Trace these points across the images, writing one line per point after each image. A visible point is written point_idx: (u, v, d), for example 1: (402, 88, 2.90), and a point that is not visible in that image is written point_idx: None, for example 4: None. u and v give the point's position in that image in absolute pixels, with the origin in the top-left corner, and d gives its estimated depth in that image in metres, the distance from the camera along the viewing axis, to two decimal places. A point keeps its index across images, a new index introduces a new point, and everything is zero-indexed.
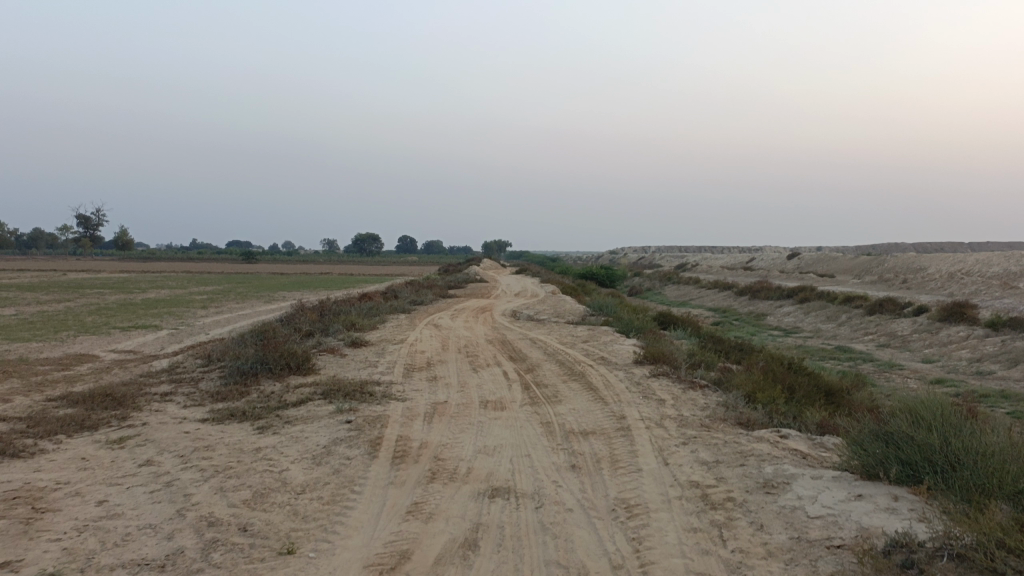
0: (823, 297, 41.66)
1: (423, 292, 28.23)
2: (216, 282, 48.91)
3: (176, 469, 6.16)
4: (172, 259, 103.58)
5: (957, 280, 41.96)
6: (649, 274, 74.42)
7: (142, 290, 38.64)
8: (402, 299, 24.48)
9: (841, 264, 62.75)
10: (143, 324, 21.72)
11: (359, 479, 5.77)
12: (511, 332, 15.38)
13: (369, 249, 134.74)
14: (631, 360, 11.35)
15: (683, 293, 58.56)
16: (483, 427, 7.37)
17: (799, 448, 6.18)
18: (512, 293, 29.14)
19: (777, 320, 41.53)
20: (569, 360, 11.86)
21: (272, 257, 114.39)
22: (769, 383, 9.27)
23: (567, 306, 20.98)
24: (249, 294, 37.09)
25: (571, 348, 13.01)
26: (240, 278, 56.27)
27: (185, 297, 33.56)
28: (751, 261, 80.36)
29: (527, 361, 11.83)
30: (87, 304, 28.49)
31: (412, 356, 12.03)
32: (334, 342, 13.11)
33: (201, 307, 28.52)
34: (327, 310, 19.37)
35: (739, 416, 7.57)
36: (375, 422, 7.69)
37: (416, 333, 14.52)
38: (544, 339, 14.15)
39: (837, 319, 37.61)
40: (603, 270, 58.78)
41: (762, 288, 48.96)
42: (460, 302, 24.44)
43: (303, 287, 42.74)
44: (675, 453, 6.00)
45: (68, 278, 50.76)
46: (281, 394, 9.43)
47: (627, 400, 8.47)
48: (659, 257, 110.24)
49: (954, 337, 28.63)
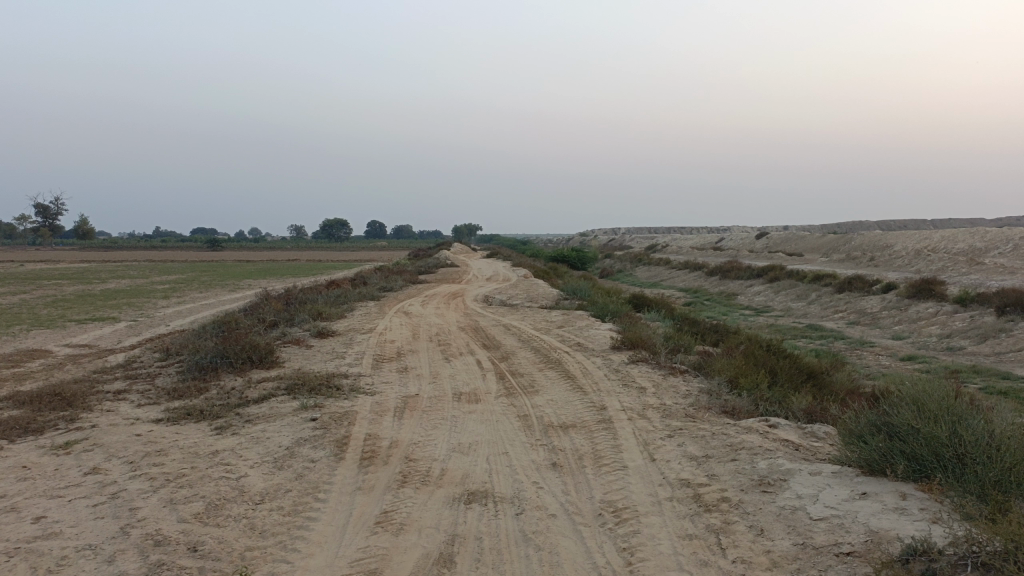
0: (793, 276, 41.82)
1: (392, 278, 27.65)
2: (180, 271, 47.74)
3: (124, 478, 5.67)
4: (134, 248, 101.23)
5: (924, 257, 42.36)
6: (619, 256, 74.38)
7: (103, 281, 37.57)
8: (371, 286, 23.92)
9: (809, 243, 63.19)
10: (101, 316, 20.89)
11: (324, 485, 5.34)
12: (484, 318, 14.96)
13: (338, 235, 133.06)
14: (609, 345, 11.01)
15: (654, 274, 58.56)
16: (456, 423, 6.97)
17: (790, 438, 5.88)
18: (484, 278, 28.68)
19: (748, 299, 41.63)
20: (544, 347, 11.49)
21: (238, 244, 112.40)
22: (752, 367, 8.99)
23: (539, 290, 20.60)
24: (213, 282, 36.13)
25: (545, 335, 12.63)
26: (204, 266, 55.03)
27: (147, 288, 32.58)
28: (721, 241, 80.70)
29: (501, 349, 11.43)
30: (43, 296, 27.47)
31: (381, 346, 11.56)
32: (299, 333, 12.58)
33: (163, 297, 27.62)
34: (293, 298, 18.76)
35: (724, 404, 7.26)
36: (342, 419, 7.25)
37: (386, 322, 14.04)
38: (517, 325, 13.75)
39: (807, 297, 37.77)
40: (575, 252, 58.50)
41: (732, 268, 49.07)
42: (431, 287, 23.93)
43: (270, 274, 41.81)
44: (662, 448, 5.66)
45: (26, 269, 49.20)
46: (242, 390, 8.93)
47: (607, 389, 8.12)
48: (630, 238, 110.41)
49: (923, 314, 28.82)
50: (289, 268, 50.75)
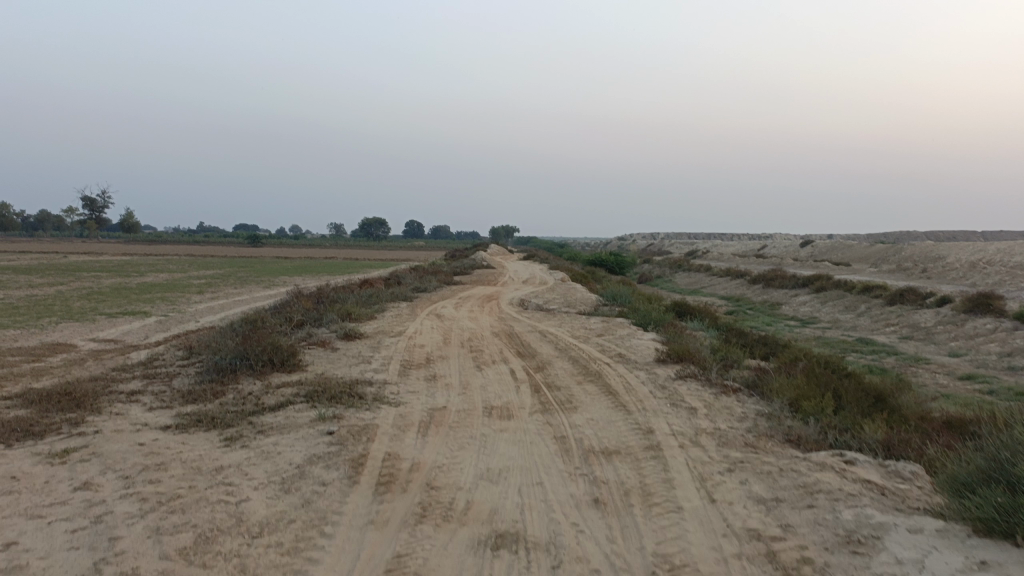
0: (840, 287, 40.34)
1: (427, 278, 27.07)
2: (218, 266, 47.95)
3: (114, 498, 5.08)
4: (176, 243, 102.64)
5: (979, 270, 40.56)
6: (658, 261, 73.13)
7: (141, 274, 37.72)
8: (405, 286, 23.38)
9: (856, 252, 61.32)
10: (132, 310, 20.62)
11: (334, 515, 4.67)
12: (519, 324, 14.23)
13: (376, 234, 133.58)
14: (653, 358, 10.21)
15: (694, 281, 57.25)
16: (486, 443, 6.27)
17: (872, 479, 5.06)
18: (520, 281, 27.96)
19: (792, 309, 40.29)
20: (583, 357, 10.74)
21: (278, 241, 113.47)
22: (815, 389, 8.13)
23: (578, 295, 19.81)
24: (249, 278, 35.97)
25: (584, 344, 11.86)
26: (242, 262, 55.22)
27: (183, 282, 32.53)
28: (763, 249, 78.75)
29: (537, 358, 10.70)
30: (80, 288, 27.46)
31: (410, 351, 10.90)
32: (325, 334, 11.96)
33: (197, 292, 27.40)
34: (325, 297, 18.25)
35: (788, 434, 6.46)
36: (361, 434, 6.60)
37: (417, 325, 13.41)
38: (555, 332, 13.01)
39: (855, 309, 36.35)
40: (613, 256, 57.48)
41: (776, 276, 47.64)
42: (466, 289, 23.28)
43: (306, 272, 41.63)
44: (723, 486, 4.89)
45: (70, 261, 49.89)
46: (259, 396, 8.35)
47: (654, 409, 7.35)
48: (668, 243, 108.61)
49: (981, 329, 27.37)
50: (327, 265, 50.73)
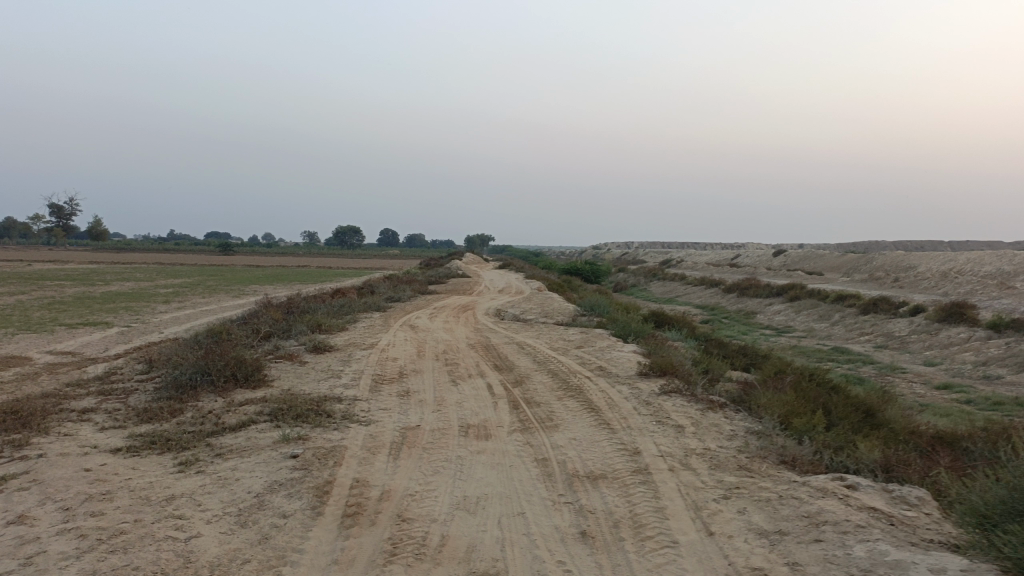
0: (815, 296, 40.46)
1: (401, 288, 26.55)
2: (188, 274, 46.92)
3: (49, 534, 4.57)
4: (145, 250, 100.79)
5: (951, 279, 40.94)
6: (633, 270, 73.12)
7: (106, 283, 36.70)
8: (378, 295, 22.86)
9: (829, 262, 61.79)
10: (94, 321, 19.87)
11: (295, 554, 4.21)
12: (496, 335, 13.81)
13: (350, 242, 132.43)
14: (635, 371, 9.86)
15: (669, 290, 57.25)
16: (463, 466, 5.85)
17: (877, 506, 4.73)
18: (496, 290, 27.57)
19: (767, 318, 40.33)
20: (563, 370, 10.36)
21: (250, 249, 111.94)
22: (805, 405, 7.81)
23: (555, 305, 19.44)
24: (218, 287, 35.14)
25: (563, 356, 11.48)
26: (212, 270, 54.16)
27: (149, 291, 31.65)
28: (737, 258, 79.19)
29: (514, 371, 10.29)
30: (40, 298, 26.52)
31: (382, 365, 10.43)
32: (293, 347, 11.44)
33: (164, 302, 26.57)
34: (295, 307, 17.69)
35: (783, 456, 6.11)
36: (328, 457, 6.14)
37: (390, 336, 12.94)
38: (532, 344, 12.62)
39: (830, 318, 36.43)
40: (588, 265, 57.31)
41: (751, 285, 47.73)
42: (440, 299, 22.81)
43: (278, 280, 40.85)
44: (720, 517, 4.51)
45: (33, 269, 48.53)
46: (220, 415, 7.84)
47: (640, 427, 6.97)
48: (643, 252, 108.95)
49: (954, 338, 27.45)
50: (299, 274, 49.87)
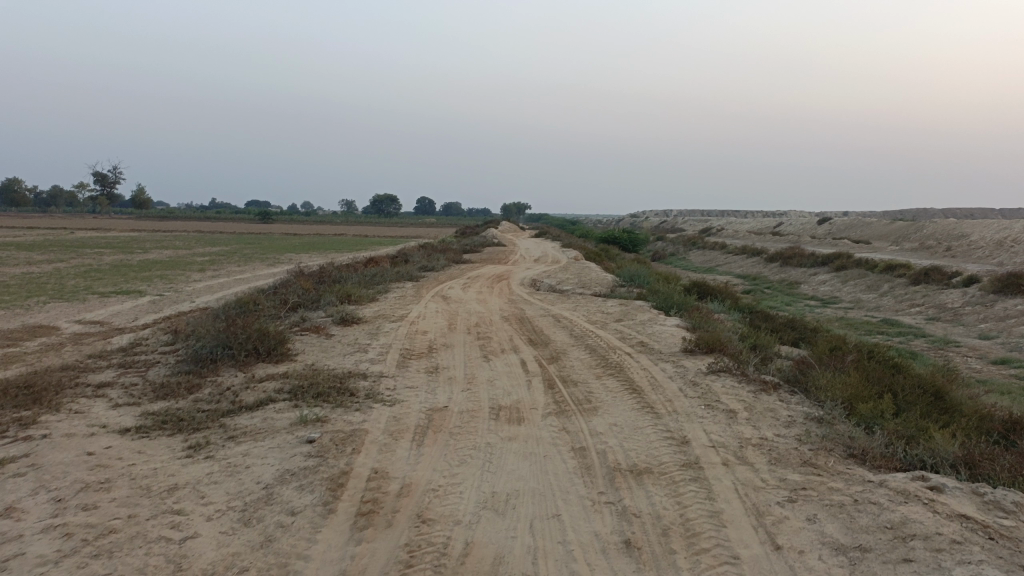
0: (862, 265, 39.02)
1: (435, 256, 26.06)
2: (225, 243, 47.14)
3: (35, 531, 4.15)
4: (186, 219, 101.97)
5: (1007, 248, 39.13)
6: (672, 238, 71.81)
7: (144, 251, 36.95)
8: (411, 264, 22.41)
9: (876, 230, 59.76)
10: (127, 289, 19.75)
11: (299, 562, 3.72)
12: (531, 307, 13.22)
13: (387, 210, 132.55)
14: (680, 348, 9.20)
15: (709, 259, 55.98)
16: (492, 455, 5.31)
17: (970, 512, 4.06)
18: (532, 259, 26.92)
19: (812, 289, 39.09)
20: (602, 345, 9.76)
21: (288, 217, 112.63)
22: (870, 388, 7.09)
23: (593, 275, 18.75)
24: (255, 256, 35.10)
25: (602, 330, 10.84)
26: (249, 238, 54.38)
27: (185, 259, 31.68)
28: (778, 226, 77.30)
29: (550, 347, 9.70)
30: (78, 266, 26.64)
31: (411, 338, 9.94)
32: (320, 319, 10.99)
33: (199, 270, 26.48)
34: (326, 276, 17.31)
35: (850, 448, 5.44)
36: (346, 441, 5.63)
37: (420, 308, 12.43)
38: (568, 317, 12.00)
39: (878, 288, 35.10)
40: (626, 233, 56.22)
41: (794, 254, 46.31)
42: (475, 268, 22.26)
43: (313, 249, 40.74)
44: (786, 527, 3.89)
45: (76, 237, 49.17)
46: (238, 392, 7.41)
47: (688, 412, 6.34)
48: (682, 220, 107.01)
49: (1012, 310, 26.11)
50: (335, 242, 49.80)
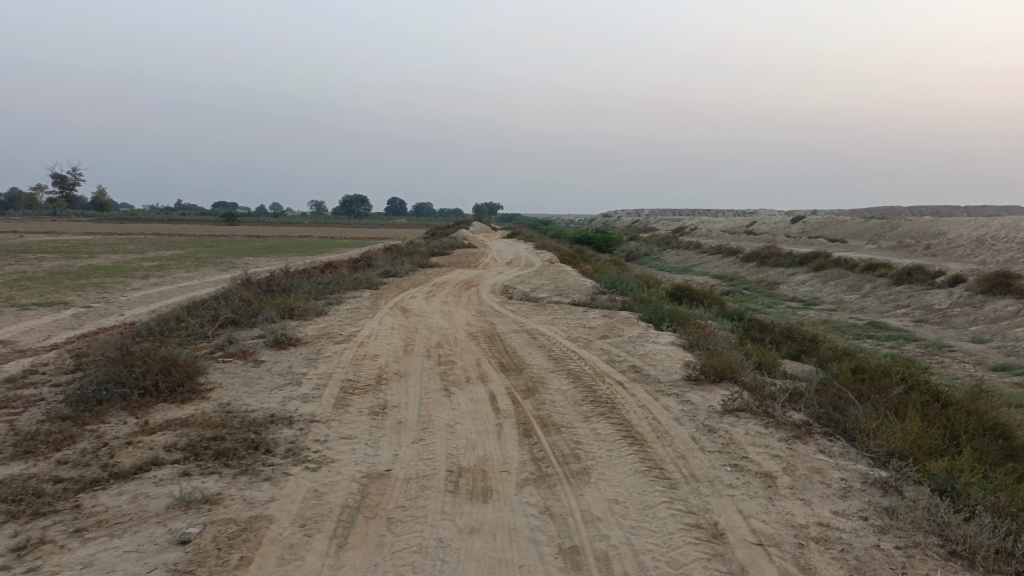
0: (843, 265, 37.90)
1: (399, 260, 24.28)
2: (182, 245, 44.82)
3: None
4: (147, 221, 98.80)
5: (988, 246, 38.28)
6: (646, 238, 70.58)
7: (92, 256, 34.50)
8: (373, 270, 20.61)
9: (851, 228, 59.01)
10: (53, 300, 17.67)
11: None
12: (502, 321, 11.55)
13: (358, 211, 130.08)
14: (683, 375, 7.60)
15: (683, 259, 54.77)
16: (444, 565, 3.66)
17: None
18: (504, 263, 25.31)
19: (791, 289, 37.93)
20: (586, 371, 8.17)
21: (253, 218, 109.81)
22: (935, 437, 5.54)
23: (570, 281, 17.13)
24: (210, 260, 32.89)
25: (585, 351, 9.24)
26: (207, 241, 51.91)
27: (133, 265, 29.45)
28: (752, 225, 76.47)
29: (525, 374, 8.07)
30: (8, 273, 24.39)
31: (357, 365, 8.23)
32: (251, 341, 9.22)
33: (143, 277, 24.35)
34: (273, 285, 15.48)
35: (948, 544, 3.88)
36: (235, 542, 3.93)
37: (374, 324, 10.70)
38: (545, 333, 10.38)
39: (860, 289, 33.99)
40: (600, 233, 54.76)
41: (772, 254, 45.16)
42: (442, 274, 20.52)
43: (275, 252, 38.69)
44: None
45: (25, 241, 46.43)
46: (118, 450, 5.64)
47: (710, 479, 4.74)
48: (654, 220, 105.99)
49: (1002, 311, 24.99)
50: (298, 245, 47.71)
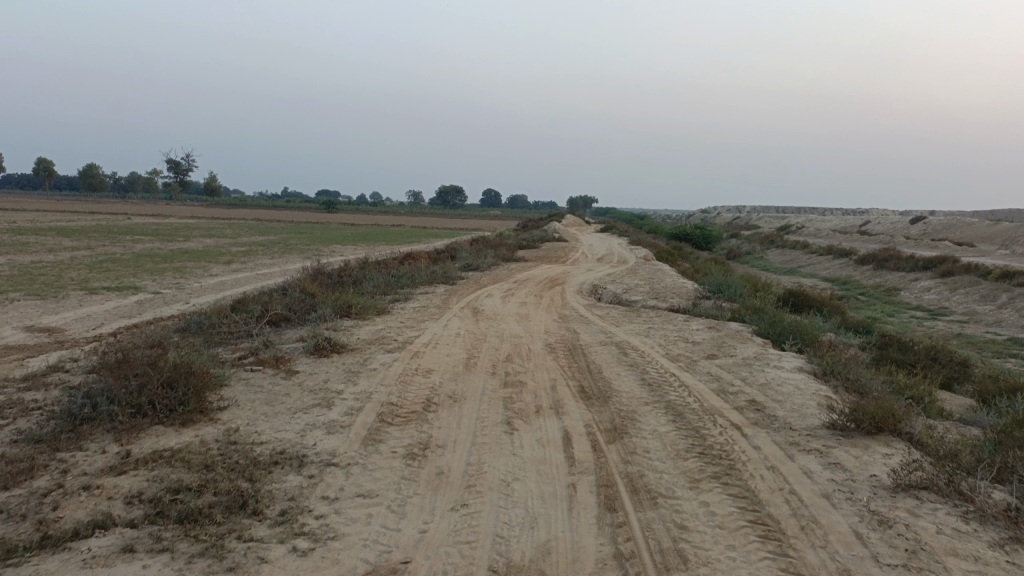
0: (973, 272, 33.90)
1: (484, 253, 22.90)
2: (278, 232, 45.10)
3: None
4: (251, 206, 101.79)
5: None
6: (747, 235, 66.90)
7: (186, 240, 34.70)
8: (454, 263, 19.25)
9: (979, 231, 53.83)
10: (126, 285, 17.10)
11: None
12: (587, 329, 9.85)
13: (454, 202, 130.20)
14: (822, 423, 5.71)
15: (789, 260, 51.13)
16: None
17: None
18: (594, 259, 23.49)
19: (912, 297, 34.40)
20: (691, 405, 6.38)
21: (351, 207, 111.38)
22: None
23: (668, 282, 15.24)
24: (298, 247, 32.51)
25: (688, 375, 7.44)
26: (300, 228, 52.16)
27: (221, 249, 29.22)
28: (865, 224, 71.36)
29: (613, 406, 6.36)
30: (99, 255, 24.44)
31: (406, 382, 6.74)
32: (289, 346, 7.89)
33: (225, 262, 23.85)
34: (341, 277, 14.31)
35: None
36: None
37: (438, 329, 9.22)
38: (639, 348, 8.62)
39: (994, 298, 30.28)
40: (699, 230, 51.89)
41: (889, 257, 41.36)
42: (526, 269, 18.94)
43: (365, 241, 38.05)
44: None
45: (131, 223, 47.78)
46: (70, 497, 4.30)
47: None
48: (756, 218, 101.06)
49: None
50: (388, 234, 47.12)
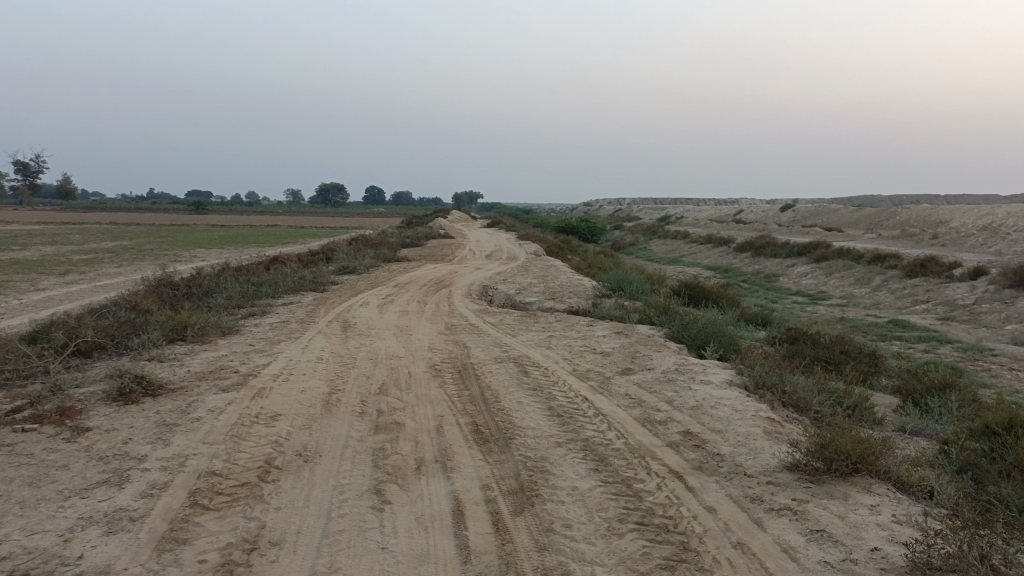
0: (847, 257, 34.80)
1: (363, 253, 21.02)
2: (135, 236, 41.02)
3: None
4: (111, 209, 93.96)
5: (995, 228, 34.79)
6: (630, 227, 67.37)
7: (23, 248, 30.63)
8: (328, 266, 17.33)
9: (845, 217, 56.21)
10: None
11: None
12: (478, 341, 8.39)
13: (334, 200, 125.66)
14: (781, 465, 4.47)
15: (672, 250, 51.49)
16: None
17: None
18: (482, 256, 22.10)
19: (791, 283, 35.04)
20: (613, 444, 5.02)
21: (223, 207, 105.14)
22: None
23: (563, 280, 14.03)
24: (157, 252, 29.33)
25: (602, 399, 6.10)
26: (162, 231, 47.94)
27: (63, 258, 25.82)
28: (740, 212, 73.57)
29: (515, 453, 4.89)
30: None
31: (240, 436, 5.03)
32: (85, 392, 5.98)
33: (62, 272, 20.77)
34: (188, 287, 12.21)
35: None
36: None
37: (295, 352, 7.50)
38: (541, 364, 7.23)
39: (869, 281, 31.05)
40: (585, 223, 51.57)
41: (767, 244, 42.24)
42: (409, 270, 17.29)
43: (233, 243, 35.05)
44: None
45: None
46: None
47: None
48: (638, 209, 102.81)
49: None
50: (261, 235, 43.89)
